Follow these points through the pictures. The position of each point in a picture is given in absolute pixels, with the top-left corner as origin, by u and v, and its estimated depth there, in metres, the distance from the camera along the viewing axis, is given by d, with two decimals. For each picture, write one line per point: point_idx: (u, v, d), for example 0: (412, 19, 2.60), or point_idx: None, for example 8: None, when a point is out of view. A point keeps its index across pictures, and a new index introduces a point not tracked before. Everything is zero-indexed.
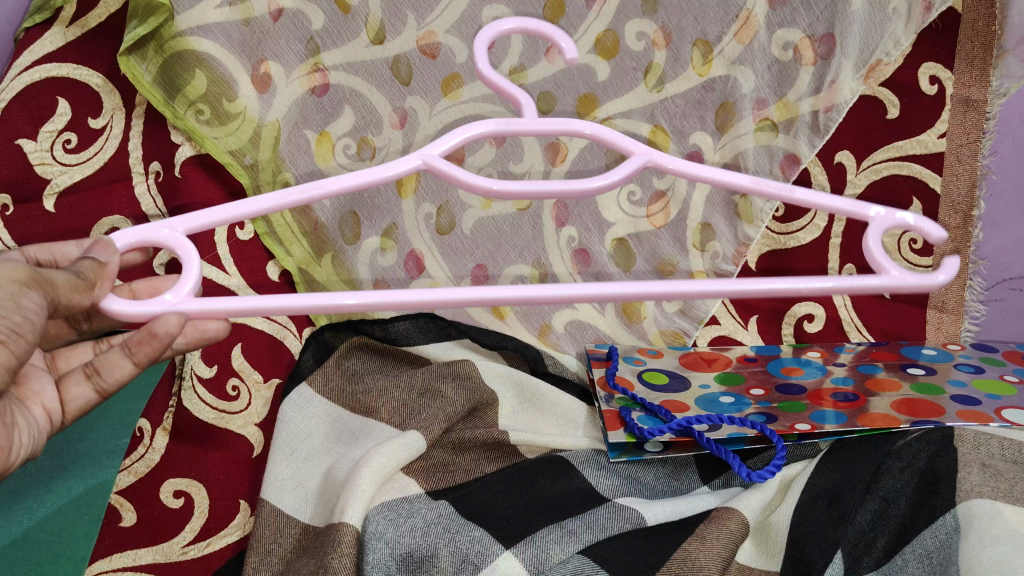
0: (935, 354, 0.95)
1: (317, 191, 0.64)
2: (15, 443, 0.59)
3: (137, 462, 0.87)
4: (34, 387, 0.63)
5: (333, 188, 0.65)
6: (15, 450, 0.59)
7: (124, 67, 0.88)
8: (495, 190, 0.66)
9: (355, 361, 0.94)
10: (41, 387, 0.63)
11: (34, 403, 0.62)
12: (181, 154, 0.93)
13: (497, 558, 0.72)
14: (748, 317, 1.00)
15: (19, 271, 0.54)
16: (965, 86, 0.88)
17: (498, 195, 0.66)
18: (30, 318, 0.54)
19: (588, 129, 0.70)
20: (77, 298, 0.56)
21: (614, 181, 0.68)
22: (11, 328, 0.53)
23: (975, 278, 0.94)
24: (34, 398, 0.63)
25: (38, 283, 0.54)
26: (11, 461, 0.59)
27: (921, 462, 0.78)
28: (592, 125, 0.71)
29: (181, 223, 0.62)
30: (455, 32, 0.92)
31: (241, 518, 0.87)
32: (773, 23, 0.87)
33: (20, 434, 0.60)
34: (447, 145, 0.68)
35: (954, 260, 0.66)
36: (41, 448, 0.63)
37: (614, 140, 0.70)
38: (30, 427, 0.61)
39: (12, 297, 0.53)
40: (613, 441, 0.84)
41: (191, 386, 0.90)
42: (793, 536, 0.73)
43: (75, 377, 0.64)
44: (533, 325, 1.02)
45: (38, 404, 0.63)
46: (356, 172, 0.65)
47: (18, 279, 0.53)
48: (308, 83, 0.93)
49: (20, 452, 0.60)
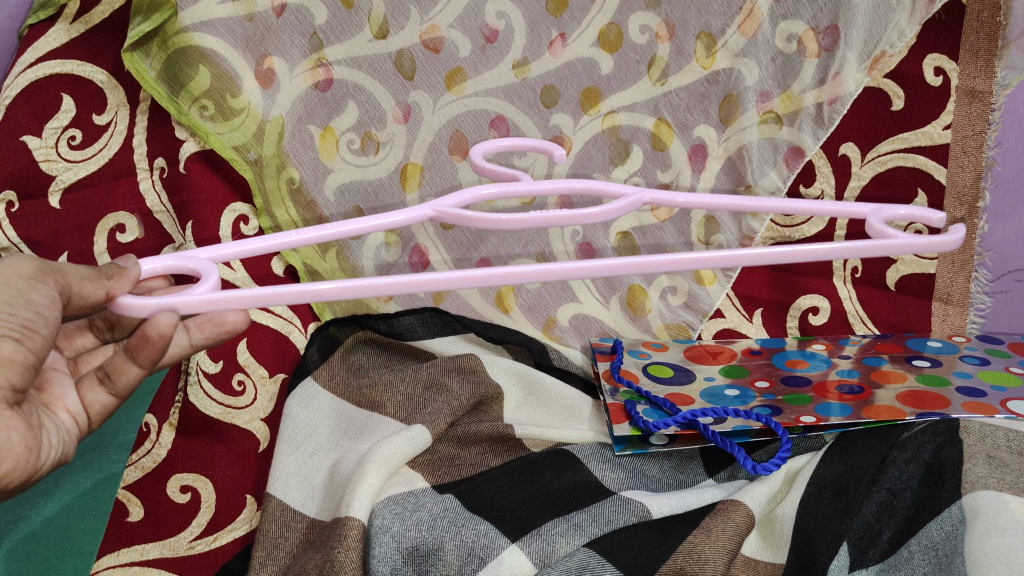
0: (941, 346, 0.95)
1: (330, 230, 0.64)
2: (45, 444, 0.58)
3: (143, 457, 0.87)
4: (56, 392, 0.62)
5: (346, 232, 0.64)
6: (44, 450, 0.58)
7: (128, 63, 0.88)
8: (505, 223, 0.67)
9: (360, 355, 0.96)
10: (64, 392, 0.62)
11: (58, 408, 0.62)
12: (186, 150, 0.93)
13: (503, 551, 0.72)
14: (753, 309, 0.99)
15: (26, 266, 0.56)
16: (968, 77, 0.87)
17: (509, 225, 0.67)
18: (42, 313, 0.55)
19: (578, 184, 0.73)
20: (88, 286, 0.57)
21: (613, 212, 0.69)
22: (24, 324, 0.54)
23: (980, 270, 0.91)
24: (57, 404, 0.62)
25: (47, 273, 0.56)
26: (41, 463, 0.58)
27: (927, 453, 0.78)
28: (580, 182, 0.74)
29: (202, 251, 0.61)
30: (458, 26, 0.91)
31: (247, 512, 0.88)
32: (777, 15, 0.86)
33: (49, 436, 0.59)
34: (458, 200, 0.69)
35: (960, 226, 0.69)
36: (72, 452, 0.62)
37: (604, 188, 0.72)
38: (59, 429, 0.61)
39: (23, 294, 0.55)
40: (618, 434, 0.85)
41: (196, 381, 0.89)
42: (797, 529, 0.73)
43: (91, 381, 0.63)
44: (537, 318, 1.01)
45: (63, 409, 0.62)
46: (370, 216, 0.65)
47: (25, 273, 0.56)
48: (312, 78, 0.94)
49: (50, 453, 0.59)
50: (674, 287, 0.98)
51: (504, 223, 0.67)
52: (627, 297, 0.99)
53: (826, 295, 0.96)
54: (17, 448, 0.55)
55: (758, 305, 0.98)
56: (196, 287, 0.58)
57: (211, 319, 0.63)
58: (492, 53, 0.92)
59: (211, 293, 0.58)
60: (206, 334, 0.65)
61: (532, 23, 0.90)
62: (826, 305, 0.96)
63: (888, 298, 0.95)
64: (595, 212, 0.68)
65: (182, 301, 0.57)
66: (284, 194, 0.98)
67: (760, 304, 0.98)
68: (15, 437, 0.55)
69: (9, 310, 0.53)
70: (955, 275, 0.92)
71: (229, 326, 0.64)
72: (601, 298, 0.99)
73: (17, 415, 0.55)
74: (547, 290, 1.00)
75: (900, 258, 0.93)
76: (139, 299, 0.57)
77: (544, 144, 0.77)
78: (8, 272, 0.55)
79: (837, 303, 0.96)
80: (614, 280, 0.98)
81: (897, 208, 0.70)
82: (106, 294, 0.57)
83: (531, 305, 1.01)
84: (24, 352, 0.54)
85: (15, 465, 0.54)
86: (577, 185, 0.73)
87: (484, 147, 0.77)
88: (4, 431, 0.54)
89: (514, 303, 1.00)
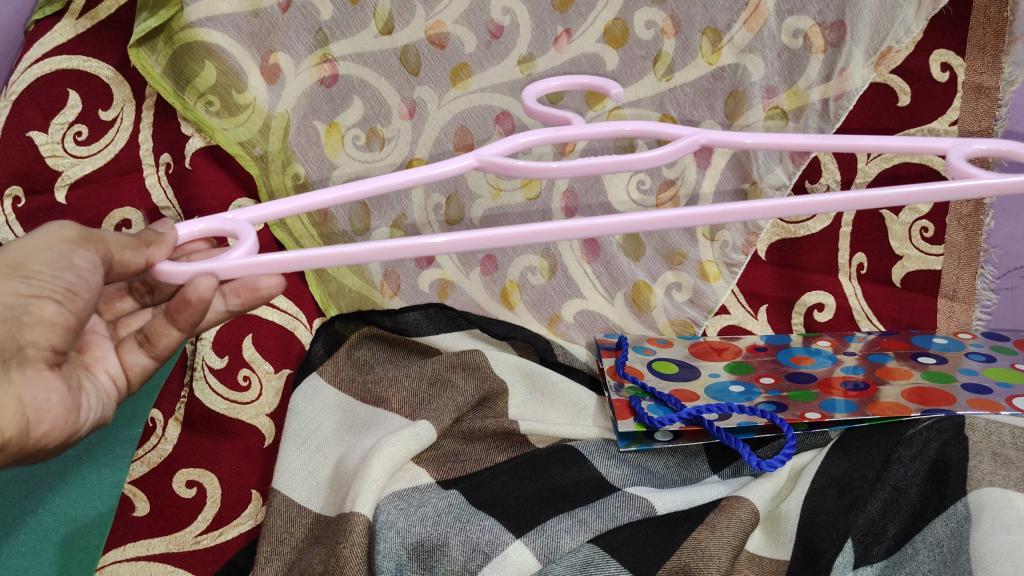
0: (946, 343, 0.94)
1: (369, 186, 0.61)
2: (84, 405, 0.59)
3: (149, 452, 0.88)
4: (96, 353, 0.63)
5: (387, 185, 0.61)
6: (84, 411, 0.59)
7: (134, 58, 0.90)
8: (556, 170, 0.64)
9: (365, 351, 0.95)
10: (104, 354, 0.63)
11: (98, 369, 0.63)
12: (192, 146, 0.94)
13: (508, 547, 0.72)
14: (759, 306, 0.99)
15: (69, 232, 0.57)
16: (975, 73, 0.87)
17: (560, 173, 0.64)
18: (85, 277, 0.56)
19: (627, 126, 0.68)
20: (128, 254, 0.57)
21: (668, 155, 0.65)
22: (68, 287, 0.56)
23: (986, 266, 0.91)
24: (98, 365, 0.63)
25: (86, 241, 0.57)
26: (80, 423, 0.59)
27: (932, 450, 0.78)
28: (629, 123, 0.69)
29: (240, 213, 0.60)
30: (463, 22, 0.91)
31: (253, 508, 0.87)
32: (783, 10, 0.86)
33: (88, 398, 0.60)
34: (502, 148, 0.66)
35: None
36: (111, 413, 0.63)
37: (658, 129, 0.68)
38: (99, 392, 0.61)
39: (64, 257, 0.56)
40: (622, 431, 0.85)
41: (201, 376, 0.90)
42: (801, 524, 0.73)
43: (131, 344, 0.64)
44: (542, 314, 1.01)
45: (103, 370, 0.63)
46: (411, 169, 0.62)
47: (67, 238, 0.57)
48: (317, 74, 0.94)
49: (89, 414, 0.60)
50: (679, 283, 0.98)
51: (555, 172, 0.64)
52: (632, 293, 0.99)
53: (831, 292, 0.96)
54: (56, 410, 0.56)
55: (763, 301, 0.98)
56: (230, 253, 0.57)
57: (245, 283, 0.63)
58: (497, 49, 0.92)
59: (247, 258, 0.56)
60: (242, 300, 0.64)
61: (538, 18, 0.90)
62: (832, 301, 0.96)
63: (893, 296, 0.95)
64: (649, 155, 0.64)
65: (221, 265, 0.56)
66: (290, 190, 0.98)
67: (766, 300, 0.98)
68: (55, 397, 0.56)
69: (53, 273, 0.55)
70: (961, 273, 0.92)
71: (262, 292, 0.63)
72: (605, 293, 0.99)
73: (55, 376, 0.57)
74: (552, 286, 1.00)
75: (905, 254, 0.93)
76: (177, 265, 0.56)
77: (600, 81, 0.72)
78: (46, 239, 0.56)
79: (843, 300, 0.96)
80: (618, 276, 0.98)
81: (978, 143, 0.63)
82: (146, 262, 0.57)
83: (535, 301, 1.01)
84: (65, 313, 0.56)
85: (53, 425, 0.56)
86: (627, 128, 0.68)
87: (536, 88, 0.72)
88: (44, 392, 0.55)
89: (519, 299, 1.01)
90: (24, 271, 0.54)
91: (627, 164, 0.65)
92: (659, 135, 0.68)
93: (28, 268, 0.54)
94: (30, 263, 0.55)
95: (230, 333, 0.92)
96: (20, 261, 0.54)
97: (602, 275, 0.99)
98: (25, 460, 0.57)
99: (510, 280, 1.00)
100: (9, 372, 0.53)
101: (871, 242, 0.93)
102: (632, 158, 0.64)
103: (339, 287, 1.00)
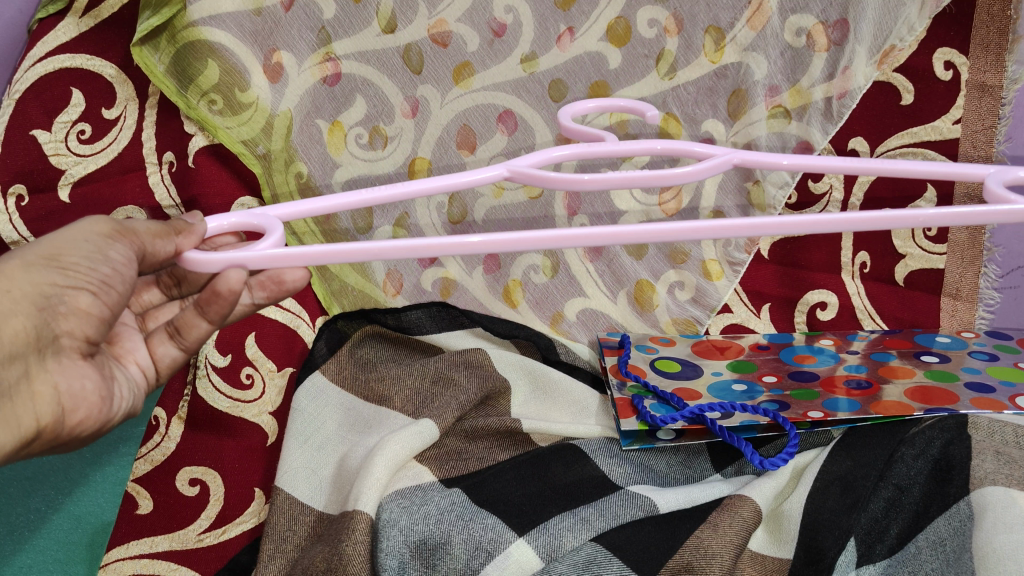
0: (949, 342, 0.94)
1: (402, 191, 0.62)
2: (117, 395, 0.59)
3: (153, 450, 0.88)
4: (126, 346, 0.64)
5: (419, 190, 0.63)
6: (117, 400, 0.59)
7: (136, 57, 0.90)
8: (586, 184, 0.64)
9: (367, 349, 0.95)
10: (134, 346, 0.64)
11: (128, 360, 0.63)
12: (193, 145, 0.94)
13: (510, 545, 0.72)
14: (761, 305, 0.98)
15: (101, 226, 0.57)
16: (978, 71, 0.86)
17: (590, 187, 0.64)
18: (118, 270, 0.56)
19: (660, 146, 0.70)
20: (159, 243, 0.57)
21: (703, 171, 0.66)
22: (102, 279, 0.55)
23: (989, 265, 0.90)
24: (128, 356, 0.63)
25: (121, 234, 0.57)
26: (113, 414, 0.59)
27: (936, 449, 0.78)
28: (660, 142, 0.71)
29: (269, 210, 0.61)
30: (465, 20, 0.91)
31: (256, 505, 0.87)
32: (786, 9, 0.86)
33: (121, 388, 0.60)
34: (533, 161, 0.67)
35: None
36: (141, 404, 0.63)
37: (689, 150, 0.70)
38: (129, 382, 0.62)
39: (100, 250, 0.56)
40: (625, 429, 0.85)
41: (205, 374, 0.90)
42: (806, 524, 0.73)
43: (160, 335, 0.65)
44: (544, 313, 1.01)
45: (133, 362, 0.63)
46: (444, 176, 0.63)
47: (101, 232, 0.57)
48: (320, 72, 0.95)
49: (122, 404, 0.60)
50: (682, 282, 0.98)
51: (586, 184, 0.64)
52: (635, 292, 0.99)
53: (834, 290, 0.95)
54: (91, 398, 0.56)
55: (766, 300, 0.98)
56: (258, 244, 0.57)
57: (270, 277, 0.65)
58: (500, 48, 0.92)
59: (275, 249, 0.57)
60: (267, 293, 0.66)
61: (540, 17, 0.90)
62: (834, 300, 0.96)
63: (896, 294, 0.95)
64: (684, 171, 0.65)
65: (247, 257, 0.56)
66: (293, 189, 0.98)
67: (768, 299, 0.98)
68: (89, 385, 0.56)
69: (88, 264, 0.55)
70: (963, 271, 0.91)
71: (286, 285, 0.65)
72: (607, 292, 0.99)
73: (89, 365, 0.57)
74: (554, 284, 1.00)
75: (908, 253, 0.92)
76: (206, 254, 0.57)
77: (637, 105, 0.75)
78: (85, 232, 0.56)
79: (846, 298, 0.96)
80: (621, 275, 0.98)
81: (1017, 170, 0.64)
82: (174, 250, 0.58)
83: (537, 300, 1.01)
84: (100, 305, 0.56)
85: (88, 414, 0.56)
86: (660, 146, 0.70)
87: (570, 109, 0.74)
88: (79, 380, 0.55)
89: (521, 298, 1.01)
90: (60, 263, 0.54)
91: (664, 179, 0.65)
92: (690, 156, 0.70)
93: (65, 260, 0.54)
94: (66, 255, 0.54)
95: (232, 333, 0.92)
96: (56, 252, 0.54)
97: (604, 274, 0.99)
98: (57, 448, 0.57)
99: (513, 279, 1.00)
100: (45, 359, 0.53)
101: (875, 240, 0.93)
102: (669, 172, 0.65)
103: (342, 285, 1.00)
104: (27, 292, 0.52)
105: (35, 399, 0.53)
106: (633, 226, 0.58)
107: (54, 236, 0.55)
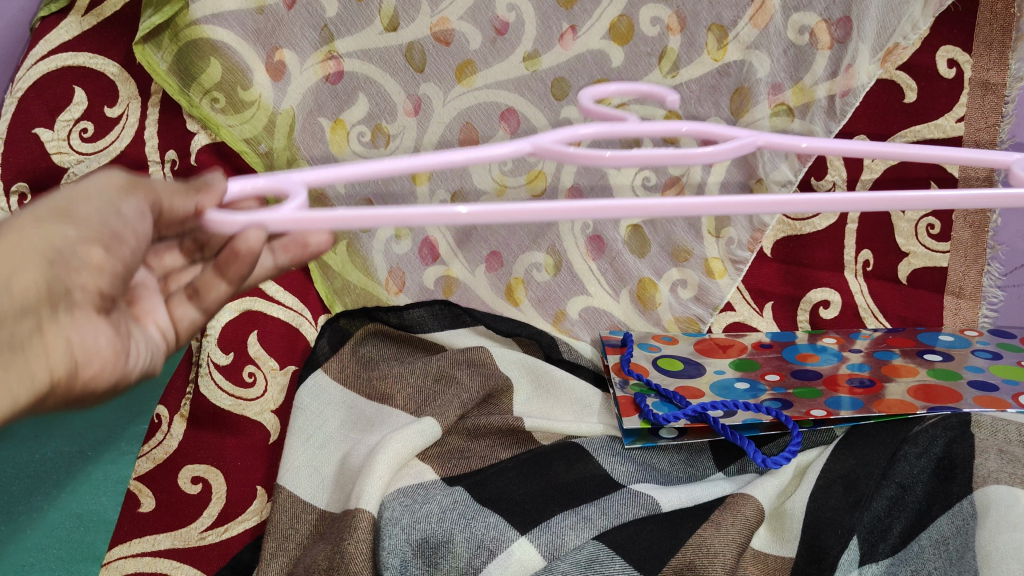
0: (952, 341, 0.94)
1: (423, 161, 0.51)
2: (135, 350, 0.47)
3: (154, 449, 0.88)
4: (146, 305, 0.52)
5: (439, 161, 0.52)
6: (136, 356, 0.47)
7: (139, 55, 0.89)
8: (613, 159, 0.54)
9: (370, 347, 0.95)
10: (153, 305, 0.52)
11: (149, 320, 0.52)
12: (198, 142, 0.96)
13: (513, 544, 0.72)
14: (763, 303, 0.98)
15: (116, 178, 0.47)
16: (982, 69, 0.87)
17: (618, 163, 0.53)
18: (135, 226, 0.45)
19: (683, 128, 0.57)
20: (178, 201, 0.47)
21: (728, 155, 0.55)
22: (114, 229, 0.44)
23: (992, 263, 0.89)
24: (148, 317, 0.52)
25: (138, 185, 0.47)
26: (132, 372, 0.46)
27: (938, 447, 0.77)
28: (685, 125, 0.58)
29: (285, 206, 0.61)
30: (467, 19, 0.92)
31: (258, 503, 0.88)
32: (790, 6, 0.86)
33: (139, 342, 0.48)
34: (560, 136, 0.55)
35: None
36: (161, 367, 0.51)
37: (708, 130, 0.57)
38: (148, 341, 0.50)
39: (111, 203, 0.45)
40: (627, 428, 0.85)
41: (207, 372, 0.90)
42: (806, 523, 0.73)
43: (181, 295, 0.54)
44: (547, 311, 1.01)
45: (153, 321, 0.52)
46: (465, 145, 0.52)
47: (115, 184, 0.46)
48: (322, 70, 0.94)
49: (140, 361, 0.47)
50: (684, 280, 0.98)
51: (608, 161, 0.53)
52: (638, 290, 0.99)
53: (836, 289, 0.95)
54: (109, 352, 0.44)
55: (768, 298, 0.98)
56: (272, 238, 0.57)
57: (295, 239, 0.56)
58: (502, 46, 0.93)
59: (301, 211, 0.46)
60: (292, 258, 0.57)
61: (543, 15, 0.91)
62: (837, 299, 0.96)
63: (899, 292, 0.94)
64: (708, 152, 0.54)
65: (271, 217, 0.46)
66: None
67: (770, 298, 0.98)
68: (105, 339, 0.43)
69: (99, 215, 0.44)
70: (967, 268, 0.91)
71: (313, 247, 0.56)
72: (610, 291, 0.99)
73: (107, 319, 0.44)
74: (557, 282, 0.99)
75: (911, 252, 0.92)
76: (228, 212, 0.46)
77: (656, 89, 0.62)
78: (97, 184, 0.46)
79: (848, 296, 0.96)
80: (624, 274, 0.98)
81: None
82: (195, 208, 0.47)
83: (540, 299, 1.00)
84: (115, 261, 0.43)
85: (104, 369, 0.43)
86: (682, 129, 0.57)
87: (590, 92, 0.61)
88: (96, 332, 0.43)
89: (524, 296, 1.01)
90: (68, 213, 0.43)
91: (711, 138, 0.57)
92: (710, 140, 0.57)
93: (77, 210, 0.43)
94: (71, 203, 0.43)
95: (235, 330, 0.92)
96: (66, 204, 0.43)
97: (607, 272, 0.98)
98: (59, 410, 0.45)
99: (515, 277, 1.00)
100: (59, 311, 0.41)
101: (878, 238, 0.93)
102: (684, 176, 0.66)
103: (344, 283, 1.00)
104: (37, 242, 0.41)
105: (49, 353, 0.41)
106: (708, 151, 0.54)
107: (64, 189, 0.44)
